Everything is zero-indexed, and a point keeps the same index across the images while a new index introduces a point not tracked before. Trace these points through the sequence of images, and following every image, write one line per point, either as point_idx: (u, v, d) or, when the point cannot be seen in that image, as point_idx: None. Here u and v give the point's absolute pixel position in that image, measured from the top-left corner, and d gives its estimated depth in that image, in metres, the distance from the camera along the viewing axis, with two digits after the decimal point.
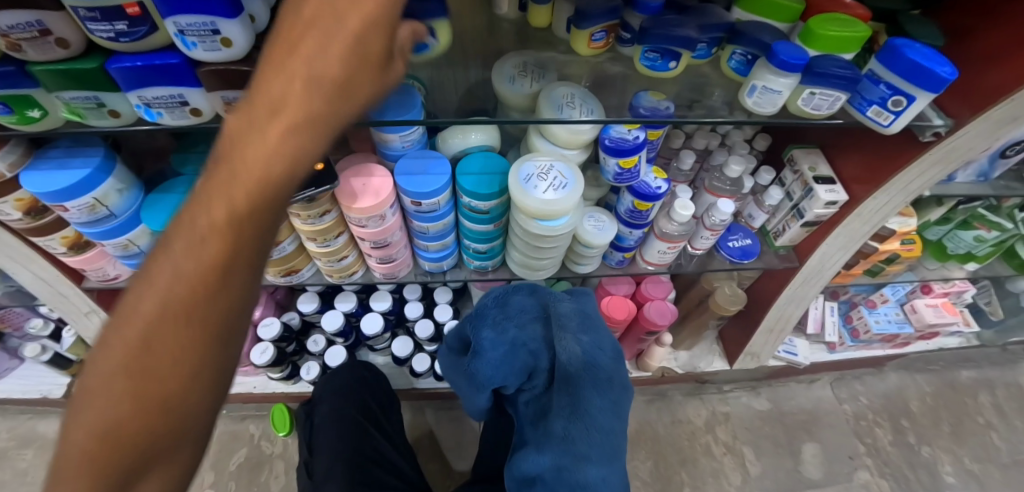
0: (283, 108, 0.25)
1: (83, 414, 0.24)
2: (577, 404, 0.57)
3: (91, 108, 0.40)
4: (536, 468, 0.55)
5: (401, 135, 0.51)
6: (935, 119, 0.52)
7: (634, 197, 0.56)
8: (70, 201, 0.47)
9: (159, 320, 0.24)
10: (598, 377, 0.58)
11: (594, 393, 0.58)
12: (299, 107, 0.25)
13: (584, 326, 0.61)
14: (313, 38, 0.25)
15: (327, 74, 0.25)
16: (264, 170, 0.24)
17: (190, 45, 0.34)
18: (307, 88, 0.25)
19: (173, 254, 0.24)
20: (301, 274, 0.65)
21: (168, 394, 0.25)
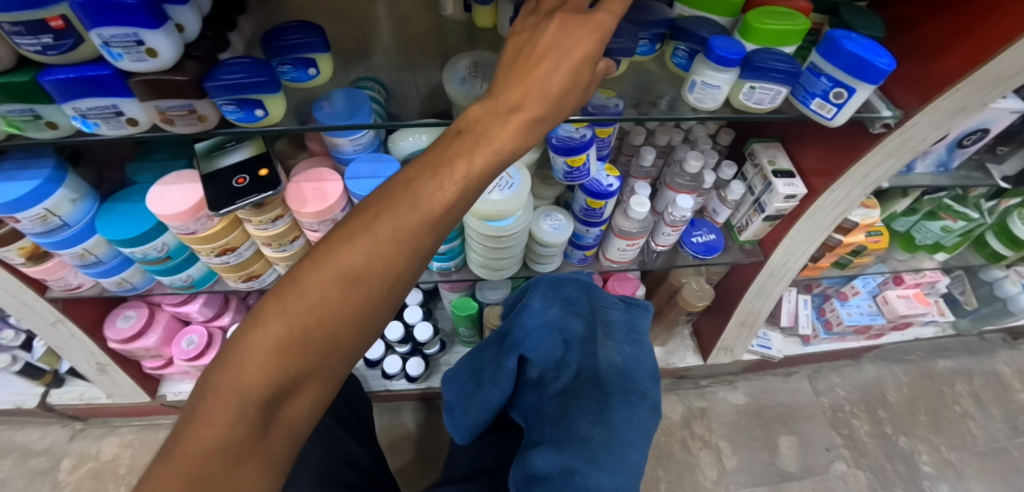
0: (526, 110, 0.33)
1: (298, 297, 0.29)
2: (604, 409, 0.43)
3: (28, 120, 0.40)
4: (543, 471, 0.39)
5: (350, 139, 0.52)
6: (883, 110, 0.52)
7: (587, 195, 0.56)
8: (21, 212, 0.47)
9: (380, 242, 0.30)
10: (632, 392, 0.46)
11: (625, 407, 0.44)
12: (540, 109, 0.33)
13: (628, 339, 0.52)
14: (566, 42, 0.33)
15: (559, 74, 0.33)
16: (476, 163, 0.32)
17: (117, 56, 0.34)
18: (546, 97, 0.33)
19: (399, 210, 0.31)
20: (262, 279, 0.65)
21: (364, 314, 0.31)
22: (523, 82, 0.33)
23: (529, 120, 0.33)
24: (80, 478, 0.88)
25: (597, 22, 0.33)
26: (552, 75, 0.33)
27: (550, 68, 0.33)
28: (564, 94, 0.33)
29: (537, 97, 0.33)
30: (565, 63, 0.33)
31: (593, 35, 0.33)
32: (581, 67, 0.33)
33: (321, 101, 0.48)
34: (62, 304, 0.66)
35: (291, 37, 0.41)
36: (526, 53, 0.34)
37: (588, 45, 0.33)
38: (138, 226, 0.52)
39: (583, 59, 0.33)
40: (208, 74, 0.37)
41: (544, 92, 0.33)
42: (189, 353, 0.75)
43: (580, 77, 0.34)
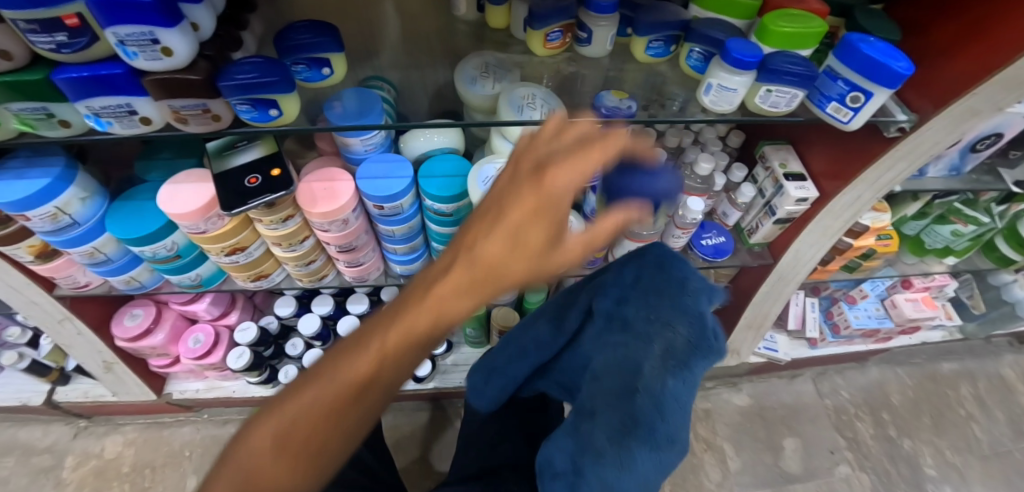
0: (505, 239, 0.30)
1: (242, 450, 0.29)
2: (616, 454, 0.34)
3: (41, 118, 0.40)
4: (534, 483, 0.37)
5: (362, 139, 0.51)
6: (898, 114, 0.52)
7: (598, 197, 0.56)
8: (31, 210, 0.47)
9: (318, 396, 0.29)
10: (657, 441, 0.35)
11: (643, 456, 0.34)
12: (524, 241, 0.30)
13: (679, 367, 0.39)
14: (527, 188, 0.32)
15: (519, 218, 0.31)
16: (423, 315, 0.30)
17: (131, 55, 0.34)
18: (530, 229, 0.30)
19: (339, 367, 0.30)
20: (271, 278, 0.65)
21: (302, 472, 0.29)
22: (504, 210, 0.31)
23: (509, 253, 0.30)
24: (85, 476, 0.88)
25: (594, 154, 0.32)
26: (534, 202, 0.31)
27: (534, 197, 0.31)
28: (528, 230, 0.31)
29: (518, 229, 0.31)
30: (525, 204, 0.31)
31: (580, 167, 0.32)
32: (564, 199, 0.31)
33: (333, 101, 0.47)
34: (69, 302, 0.65)
35: (301, 36, 0.40)
36: (514, 178, 0.33)
37: (572, 181, 0.31)
38: (147, 225, 0.52)
39: (546, 199, 0.31)
40: (221, 73, 0.37)
41: (524, 220, 0.31)
42: (195, 352, 0.75)
43: (564, 211, 0.31)
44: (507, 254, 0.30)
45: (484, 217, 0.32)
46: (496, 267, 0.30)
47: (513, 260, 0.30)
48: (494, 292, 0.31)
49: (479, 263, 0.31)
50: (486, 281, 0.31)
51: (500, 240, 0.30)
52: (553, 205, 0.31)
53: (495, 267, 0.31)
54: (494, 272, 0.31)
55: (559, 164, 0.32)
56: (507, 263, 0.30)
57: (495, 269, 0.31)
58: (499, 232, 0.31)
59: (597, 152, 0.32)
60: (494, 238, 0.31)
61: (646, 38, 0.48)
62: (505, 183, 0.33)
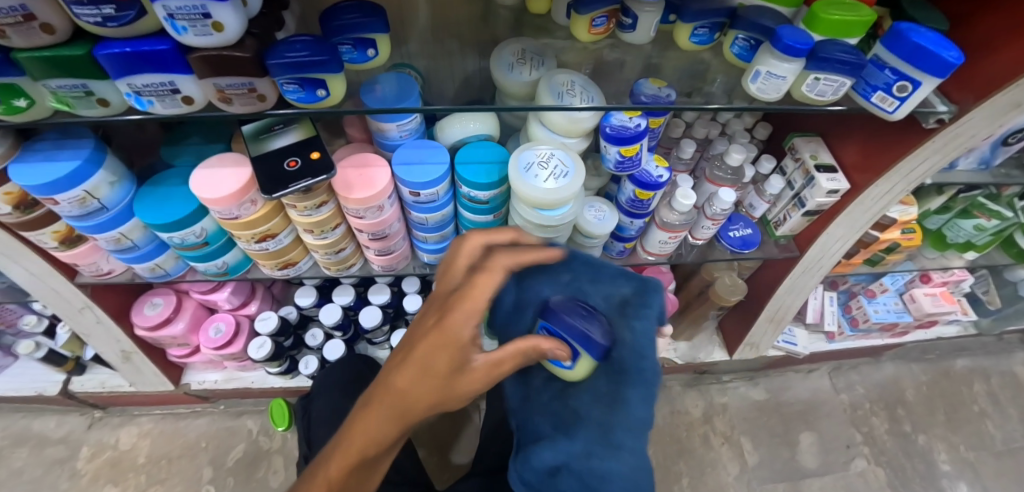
0: (413, 363, 0.39)
1: None
2: (615, 395, 0.47)
3: (79, 96, 0.39)
4: (552, 464, 0.49)
5: (398, 124, 0.50)
6: (938, 106, 0.51)
7: (635, 186, 0.55)
8: (61, 194, 0.46)
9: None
10: (647, 375, 0.45)
11: (638, 392, 0.46)
12: (426, 364, 0.38)
13: (637, 311, 0.47)
14: (438, 319, 0.40)
15: (426, 350, 0.39)
16: (366, 430, 0.40)
17: (180, 30, 0.32)
18: (429, 357, 0.39)
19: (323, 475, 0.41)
20: (298, 267, 0.64)
21: None
22: (414, 339, 0.40)
23: (416, 376, 0.39)
24: (100, 467, 0.87)
25: (479, 287, 0.40)
26: (432, 336, 0.39)
27: (432, 327, 0.39)
28: (435, 358, 0.39)
29: (420, 360, 0.39)
30: (430, 335, 0.39)
31: (468, 305, 0.39)
32: (459, 334, 0.39)
33: (372, 85, 0.46)
34: (90, 290, 0.64)
35: (348, 16, 0.39)
36: (427, 311, 0.42)
37: (461, 319, 0.39)
38: (178, 210, 0.51)
39: (445, 332, 0.39)
40: (269, 51, 0.36)
41: (427, 349, 0.39)
42: (216, 342, 0.74)
43: (461, 344, 0.39)
44: (413, 374, 0.39)
45: (403, 343, 0.41)
46: (407, 387, 0.39)
47: (418, 378, 0.38)
48: (410, 410, 0.39)
49: (391, 387, 0.39)
50: (403, 399, 0.39)
51: (409, 366, 0.39)
52: (448, 338, 0.39)
53: (407, 388, 0.39)
54: (407, 390, 0.39)
55: (459, 301, 0.40)
56: (414, 383, 0.38)
57: (410, 389, 0.39)
58: (407, 357, 0.39)
59: (487, 285, 0.41)
60: (402, 364, 0.39)
61: (691, 25, 0.48)
62: (426, 315, 0.42)
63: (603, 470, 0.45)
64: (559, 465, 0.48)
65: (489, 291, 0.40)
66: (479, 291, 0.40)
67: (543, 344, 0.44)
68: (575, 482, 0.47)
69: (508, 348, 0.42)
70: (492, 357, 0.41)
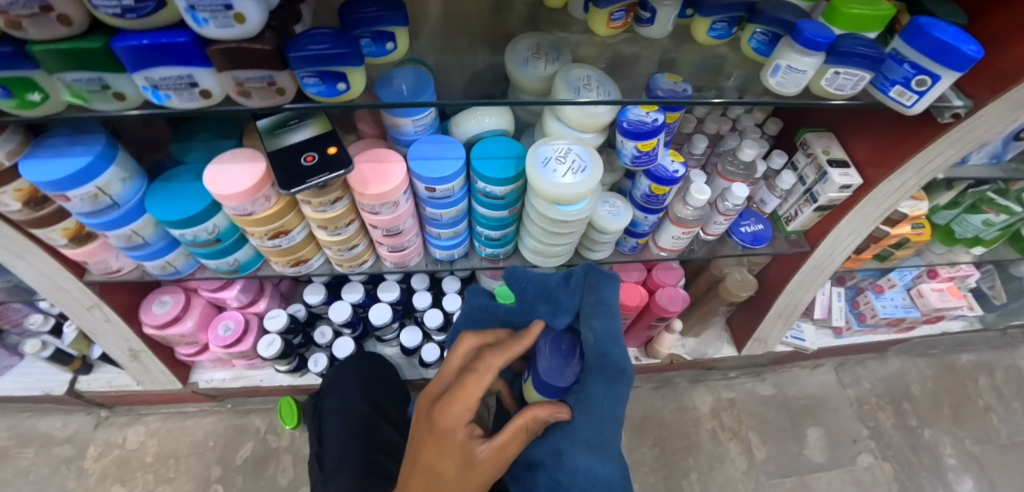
0: (422, 482, 0.43)
1: None
2: (583, 393, 0.50)
3: (95, 90, 0.38)
4: (535, 458, 0.51)
5: (413, 119, 0.50)
6: (955, 100, 0.50)
7: (651, 181, 0.55)
8: (73, 190, 0.45)
9: None
10: (612, 369, 0.49)
11: (604, 384, 0.49)
12: (434, 480, 0.43)
13: (600, 308, 0.51)
14: (451, 401, 0.45)
15: (446, 425, 0.44)
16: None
17: (201, 21, 0.32)
18: (437, 473, 0.43)
19: None
20: (310, 264, 0.64)
21: None
22: (420, 455, 0.44)
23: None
24: (107, 466, 0.86)
25: (467, 387, 0.45)
26: (437, 448, 0.44)
27: (433, 447, 0.44)
28: (455, 431, 0.44)
29: (431, 471, 0.43)
30: (451, 410, 0.44)
31: (459, 410, 0.44)
32: (456, 439, 0.44)
33: (388, 79, 0.46)
34: (99, 288, 0.64)
35: (368, 9, 0.38)
36: (424, 419, 0.46)
37: (453, 422, 0.44)
38: (191, 206, 0.50)
39: (463, 407, 0.44)
40: (290, 44, 0.35)
41: (432, 466, 0.43)
42: (225, 340, 0.74)
43: (461, 448, 0.43)
44: (424, 489, 0.43)
45: (410, 455, 0.45)
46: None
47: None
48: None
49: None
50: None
51: (418, 485, 0.43)
52: (448, 440, 0.44)
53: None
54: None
55: (469, 381, 0.45)
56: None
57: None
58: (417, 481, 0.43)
59: (476, 381, 0.45)
60: (416, 482, 0.43)
61: (709, 19, 0.47)
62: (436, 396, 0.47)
63: (574, 466, 0.48)
64: (540, 461, 0.50)
65: (478, 389, 0.45)
66: (465, 397, 0.45)
67: (541, 412, 0.49)
68: (548, 480, 0.49)
69: (509, 430, 0.46)
70: (495, 444, 0.45)
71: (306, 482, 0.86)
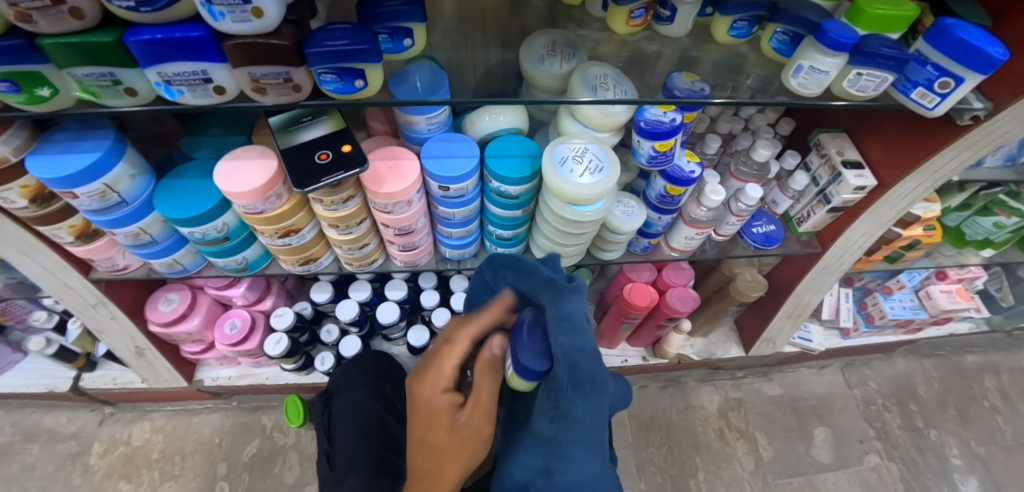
0: (419, 449, 0.46)
1: None
2: (559, 411, 0.41)
3: (106, 85, 0.37)
4: (523, 481, 0.44)
5: (427, 117, 0.49)
6: (974, 102, 0.50)
7: (666, 181, 0.54)
8: (80, 187, 0.44)
9: None
10: (585, 382, 0.40)
11: (581, 401, 0.41)
12: (430, 446, 0.46)
13: (563, 325, 0.40)
14: (422, 381, 0.48)
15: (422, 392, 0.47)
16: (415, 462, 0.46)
17: (217, 15, 0.31)
18: (429, 438, 0.46)
19: None
20: (319, 262, 0.63)
21: None
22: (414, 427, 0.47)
23: (423, 457, 0.46)
24: (112, 462, 0.86)
25: (446, 354, 0.48)
26: (424, 414, 0.47)
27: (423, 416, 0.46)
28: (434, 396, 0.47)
29: (425, 439, 0.46)
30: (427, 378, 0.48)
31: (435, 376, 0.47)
32: (437, 403, 0.46)
33: (405, 75, 0.45)
34: (105, 285, 0.63)
35: (389, 4, 0.37)
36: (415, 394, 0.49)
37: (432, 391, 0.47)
38: (201, 204, 0.49)
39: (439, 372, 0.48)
40: (308, 39, 0.34)
41: (424, 435, 0.46)
42: (232, 337, 0.73)
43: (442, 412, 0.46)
44: (423, 457, 0.46)
45: (410, 433, 0.48)
46: (423, 462, 0.46)
47: (426, 457, 0.45)
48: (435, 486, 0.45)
49: (414, 472, 0.46)
50: (424, 475, 0.46)
51: (418, 454, 0.46)
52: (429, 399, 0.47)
53: (425, 465, 0.45)
54: (426, 463, 0.45)
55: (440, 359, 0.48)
56: (428, 459, 0.45)
57: (427, 461, 0.45)
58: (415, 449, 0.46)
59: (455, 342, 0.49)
60: (416, 450, 0.46)
61: (730, 18, 0.46)
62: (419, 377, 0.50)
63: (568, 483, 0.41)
64: (529, 483, 0.43)
65: (452, 355, 0.48)
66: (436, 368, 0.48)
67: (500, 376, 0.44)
68: None
69: (478, 385, 0.47)
70: (472, 405, 0.46)
71: (312, 480, 0.86)
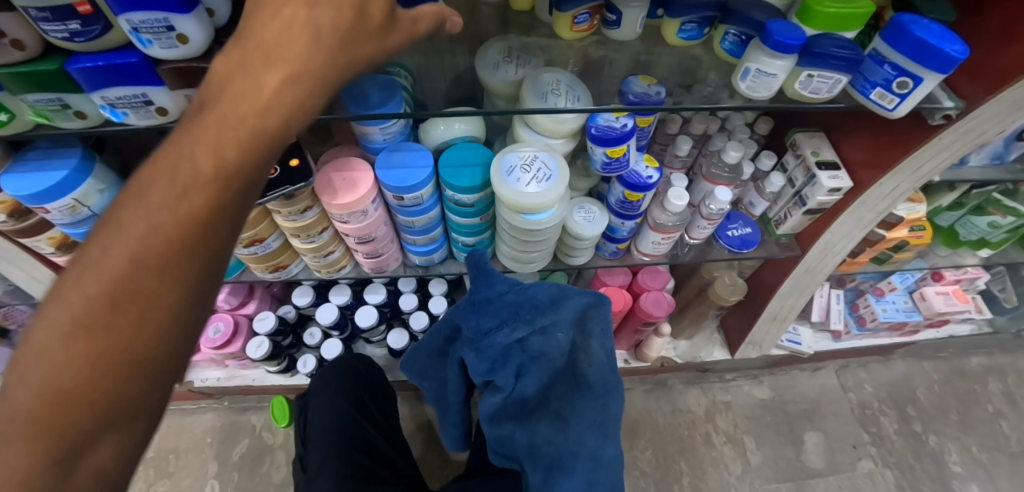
0: (64, 351, 0.23)
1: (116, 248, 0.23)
2: (605, 401, 0.56)
3: (56, 109, 0.39)
4: (565, 441, 0.54)
5: (381, 128, 0.49)
6: (945, 101, 0.48)
7: (624, 187, 0.54)
8: (50, 203, 0.46)
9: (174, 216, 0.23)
10: (612, 380, 0.56)
11: (612, 396, 0.56)
12: (180, 303, 0.25)
13: (602, 329, 0.55)
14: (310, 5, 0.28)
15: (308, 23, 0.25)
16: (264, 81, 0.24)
17: (146, 43, 0.32)
18: (123, 308, 0.23)
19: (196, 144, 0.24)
20: (289, 270, 0.65)
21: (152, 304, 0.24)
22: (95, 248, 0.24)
23: (66, 403, 0.23)
24: None
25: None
26: (166, 214, 0.23)
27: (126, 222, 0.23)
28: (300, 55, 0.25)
29: (120, 253, 0.23)
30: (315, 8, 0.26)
31: (259, 100, 0.24)
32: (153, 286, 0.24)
33: (351, 90, 0.46)
34: None
35: None
36: (178, 156, 0.24)
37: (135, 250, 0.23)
38: None
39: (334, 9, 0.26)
40: None
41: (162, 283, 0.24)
42: (215, 342, 0.75)
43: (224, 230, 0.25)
44: (71, 400, 0.23)
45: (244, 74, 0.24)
46: (105, 346, 0.23)
47: (128, 374, 0.24)
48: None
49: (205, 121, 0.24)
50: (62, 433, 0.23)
51: (56, 353, 0.23)
52: (160, 241, 0.23)
53: (72, 370, 0.23)
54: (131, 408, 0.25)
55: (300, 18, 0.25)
56: (173, 343, 0.25)
57: (94, 359, 0.23)
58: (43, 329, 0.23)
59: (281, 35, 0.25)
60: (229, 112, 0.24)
61: (678, 20, 0.46)
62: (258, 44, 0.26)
63: (605, 454, 0.56)
64: (581, 450, 0.54)
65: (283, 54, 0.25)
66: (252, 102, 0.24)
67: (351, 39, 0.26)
68: (582, 469, 0.54)
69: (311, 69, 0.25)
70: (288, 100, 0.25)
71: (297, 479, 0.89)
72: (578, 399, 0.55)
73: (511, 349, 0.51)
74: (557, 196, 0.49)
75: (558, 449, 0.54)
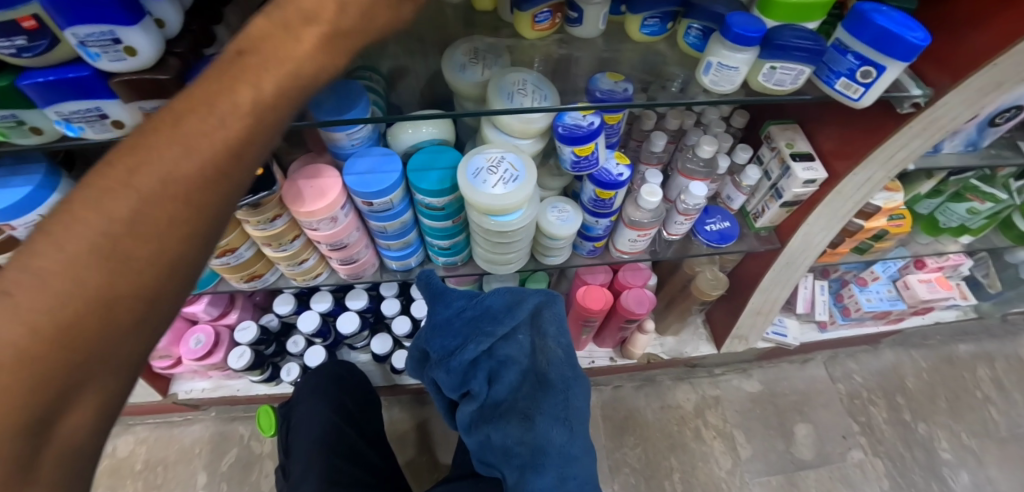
0: (63, 290, 0.21)
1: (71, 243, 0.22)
2: (569, 394, 0.57)
3: (11, 126, 0.38)
4: (538, 441, 0.54)
5: (347, 134, 0.48)
6: (913, 89, 0.48)
7: (595, 186, 0.54)
8: (15, 219, 0.46)
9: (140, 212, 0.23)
10: (574, 372, 0.58)
11: (577, 390, 0.58)
12: (173, 265, 0.25)
13: (558, 325, 0.58)
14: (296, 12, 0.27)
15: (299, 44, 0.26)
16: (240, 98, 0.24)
17: (94, 56, 0.32)
18: (139, 253, 0.23)
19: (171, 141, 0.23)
20: (266, 278, 0.64)
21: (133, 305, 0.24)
22: (98, 189, 0.22)
23: (67, 345, 0.22)
24: (100, 474, 0.89)
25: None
26: (184, 162, 0.23)
27: (137, 166, 0.23)
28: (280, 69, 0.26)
29: (131, 194, 0.22)
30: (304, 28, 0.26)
31: (283, 67, 0.25)
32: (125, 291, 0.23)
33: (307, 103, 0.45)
34: None
35: None
36: (181, 111, 0.24)
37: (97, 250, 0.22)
38: None
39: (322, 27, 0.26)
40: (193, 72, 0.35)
41: (172, 225, 0.24)
42: (196, 353, 0.75)
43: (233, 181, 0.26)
44: (75, 338, 0.22)
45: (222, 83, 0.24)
46: (95, 302, 0.22)
47: (138, 313, 0.24)
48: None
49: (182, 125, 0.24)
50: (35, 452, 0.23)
51: (50, 290, 0.21)
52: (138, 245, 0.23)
53: (72, 310, 0.22)
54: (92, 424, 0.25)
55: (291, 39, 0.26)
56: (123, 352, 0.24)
57: (80, 316, 0.22)
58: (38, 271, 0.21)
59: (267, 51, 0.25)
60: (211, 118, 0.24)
61: (639, 16, 0.45)
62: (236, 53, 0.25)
63: (576, 451, 0.56)
64: (554, 446, 0.54)
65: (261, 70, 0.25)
66: (275, 75, 0.25)
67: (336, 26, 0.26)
68: (557, 464, 0.54)
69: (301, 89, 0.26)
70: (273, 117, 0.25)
71: None
72: (546, 397, 0.56)
73: (479, 359, 0.53)
74: (525, 198, 0.48)
75: (532, 448, 0.54)
